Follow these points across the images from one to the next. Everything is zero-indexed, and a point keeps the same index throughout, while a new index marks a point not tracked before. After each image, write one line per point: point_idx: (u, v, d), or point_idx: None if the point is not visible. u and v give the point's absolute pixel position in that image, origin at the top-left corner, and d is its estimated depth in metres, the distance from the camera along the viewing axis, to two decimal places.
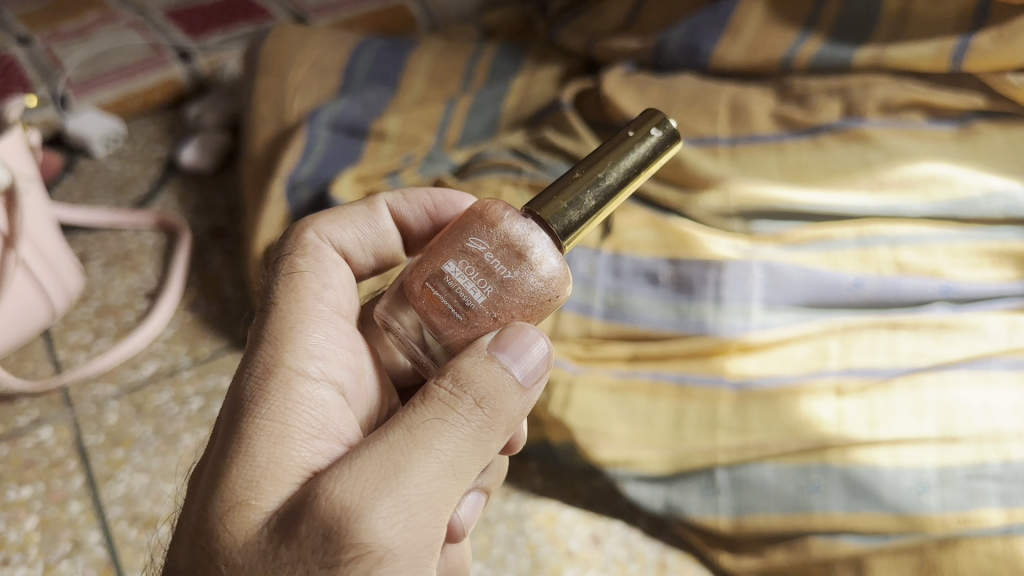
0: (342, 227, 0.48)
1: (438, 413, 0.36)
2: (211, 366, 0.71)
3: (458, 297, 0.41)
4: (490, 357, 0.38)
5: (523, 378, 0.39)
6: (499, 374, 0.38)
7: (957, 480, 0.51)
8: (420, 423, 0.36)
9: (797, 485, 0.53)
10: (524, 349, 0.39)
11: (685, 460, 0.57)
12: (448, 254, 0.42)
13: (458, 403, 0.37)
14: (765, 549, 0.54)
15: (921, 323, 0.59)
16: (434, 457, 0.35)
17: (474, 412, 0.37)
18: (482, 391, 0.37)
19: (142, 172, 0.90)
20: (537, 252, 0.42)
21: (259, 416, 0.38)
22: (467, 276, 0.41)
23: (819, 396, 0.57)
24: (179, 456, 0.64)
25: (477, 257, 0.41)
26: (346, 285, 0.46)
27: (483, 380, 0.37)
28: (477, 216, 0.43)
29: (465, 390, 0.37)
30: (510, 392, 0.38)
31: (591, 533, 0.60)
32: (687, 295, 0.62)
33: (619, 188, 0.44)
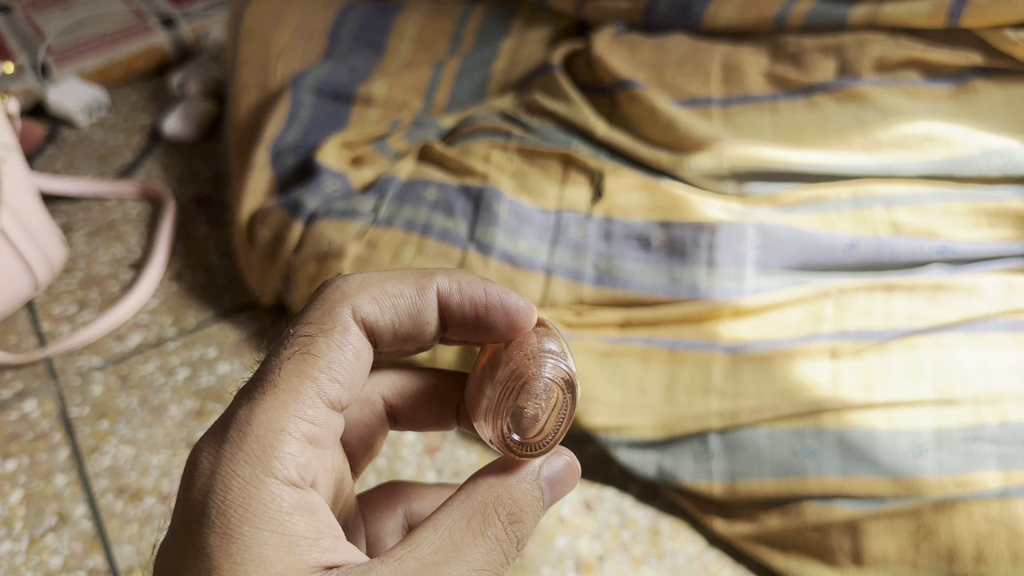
0: (374, 304, 0.43)
1: (492, 554, 0.37)
2: (198, 336, 0.69)
3: (562, 406, 0.43)
4: (534, 489, 0.41)
5: (541, 507, 0.41)
6: (531, 510, 0.40)
7: (954, 443, 0.50)
8: (479, 560, 0.37)
9: (791, 449, 0.52)
10: (555, 487, 0.43)
11: (677, 425, 0.55)
12: (567, 364, 0.44)
13: (507, 541, 0.38)
14: (759, 514, 0.54)
15: (916, 284, 0.58)
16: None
17: (513, 553, 0.39)
18: (523, 532, 0.39)
19: (125, 141, 0.88)
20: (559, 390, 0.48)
21: (263, 523, 0.35)
22: (566, 394, 0.44)
23: (813, 358, 0.56)
24: (165, 427, 0.63)
25: (566, 380, 0.45)
26: (359, 369, 0.42)
27: (526, 523, 0.40)
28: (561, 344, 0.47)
29: (514, 528, 0.39)
30: (534, 523, 0.40)
31: (583, 500, 0.59)
32: (679, 259, 0.61)
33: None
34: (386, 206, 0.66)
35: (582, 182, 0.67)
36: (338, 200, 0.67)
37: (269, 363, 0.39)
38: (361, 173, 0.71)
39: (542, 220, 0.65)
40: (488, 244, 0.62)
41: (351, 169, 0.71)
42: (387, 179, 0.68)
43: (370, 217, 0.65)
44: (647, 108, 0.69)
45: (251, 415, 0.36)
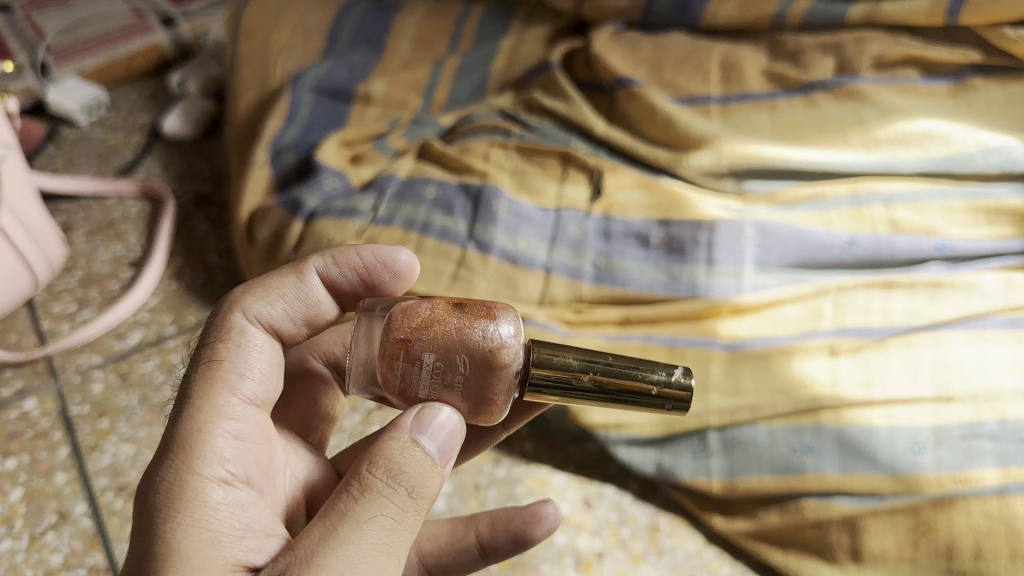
0: (269, 304, 0.45)
1: (379, 508, 0.36)
2: (197, 335, 0.70)
3: (412, 375, 0.41)
4: (416, 443, 0.39)
5: (438, 455, 0.39)
6: (423, 463, 0.38)
7: (952, 440, 0.50)
8: (366, 517, 0.36)
9: (790, 446, 0.53)
10: (445, 432, 0.40)
11: (677, 423, 0.55)
12: (437, 345, 0.40)
13: (394, 494, 0.37)
14: (757, 511, 0.54)
15: (915, 282, 0.58)
16: (383, 552, 0.36)
17: (407, 503, 0.37)
18: (412, 481, 0.38)
19: (125, 140, 0.88)
20: (500, 401, 0.42)
21: (192, 519, 0.36)
22: (431, 372, 0.41)
23: (812, 356, 0.56)
24: (165, 425, 0.63)
25: (451, 366, 0.41)
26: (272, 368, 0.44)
27: (412, 470, 0.38)
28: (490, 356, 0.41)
29: (399, 481, 0.37)
30: (433, 474, 0.39)
31: (582, 497, 0.59)
32: (679, 257, 0.61)
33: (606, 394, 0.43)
34: (385, 204, 0.66)
35: (581, 180, 0.67)
36: (337, 199, 0.67)
37: (183, 382, 0.41)
38: (360, 171, 0.71)
39: (542, 218, 0.65)
40: (487, 242, 0.63)
41: (350, 167, 0.71)
42: (387, 177, 0.68)
43: (370, 215, 0.65)
44: (647, 107, 0.69)
45: (170, 431, 0.39)
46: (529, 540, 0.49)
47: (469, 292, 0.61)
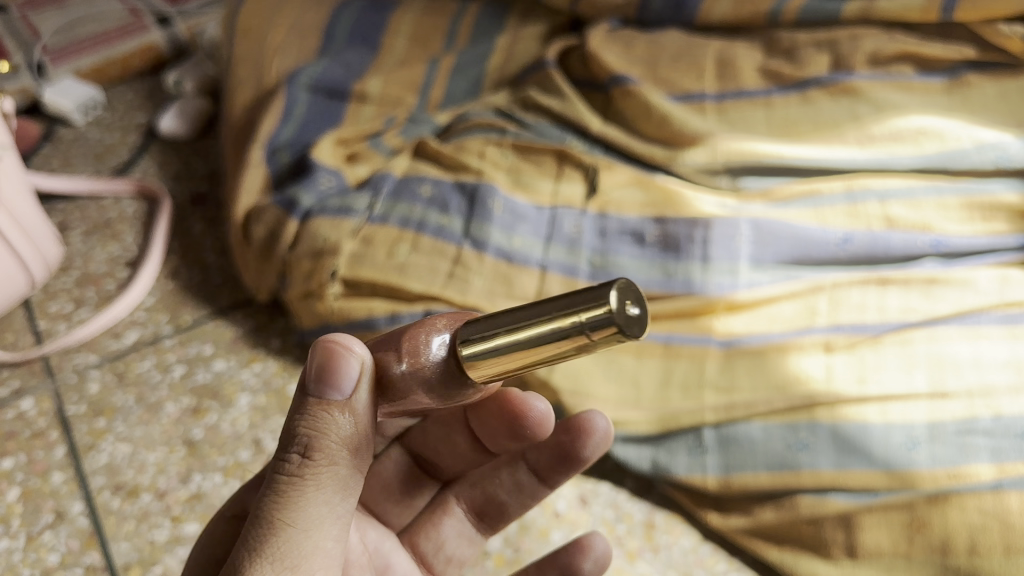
0: None
1: (270, 485, 0.36)
2: (194, 334, 0.70)
3: None
4: (306, 394, 0.37)
5: (330, 395, 0.36)
6: (315, 411, 0.36)
7: (947, 436, 0.50)
8: (263, 498, 0.36)
9: (785, 443, 0.53)
10: (325, 360, 0.36)
11: (672, 420, 0.56)
12: None
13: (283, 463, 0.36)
14: (753, 508, 0.54)
15: (910, 278, 0.58)
16: (288, 529, 0.35)
17: (301, 464, 0.36)
18: (302, 440, 0.36)
19: (121, 140, 0.88)
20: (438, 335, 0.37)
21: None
22: None
23: (807, 352, 0.56)
24: (161, 424, 0.63)
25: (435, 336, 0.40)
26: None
27: (300, 428, 0.36)
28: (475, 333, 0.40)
29: (286, 448, 0.36)
30: (333, 417, 0.36)
31: (579, 495, 0.59)
32: (674, 254, 0.61)
33: (523, 341, 0.34)
34: (381, 203, 0.66)
35: (576, 178, 0.67)
36: (333, 198, 0.67)
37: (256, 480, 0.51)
38: (356, 170, 0.71)
39: (537, 217, 0.65)
40: (482, 240, 0.63)
41: (345, 165, 0.71)
42: (382, 176, 0.68)
43: (365, 214, 0.65)
44: (641, 104, 0.69)
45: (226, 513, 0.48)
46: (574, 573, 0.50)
47: (465, 290, 0.61)
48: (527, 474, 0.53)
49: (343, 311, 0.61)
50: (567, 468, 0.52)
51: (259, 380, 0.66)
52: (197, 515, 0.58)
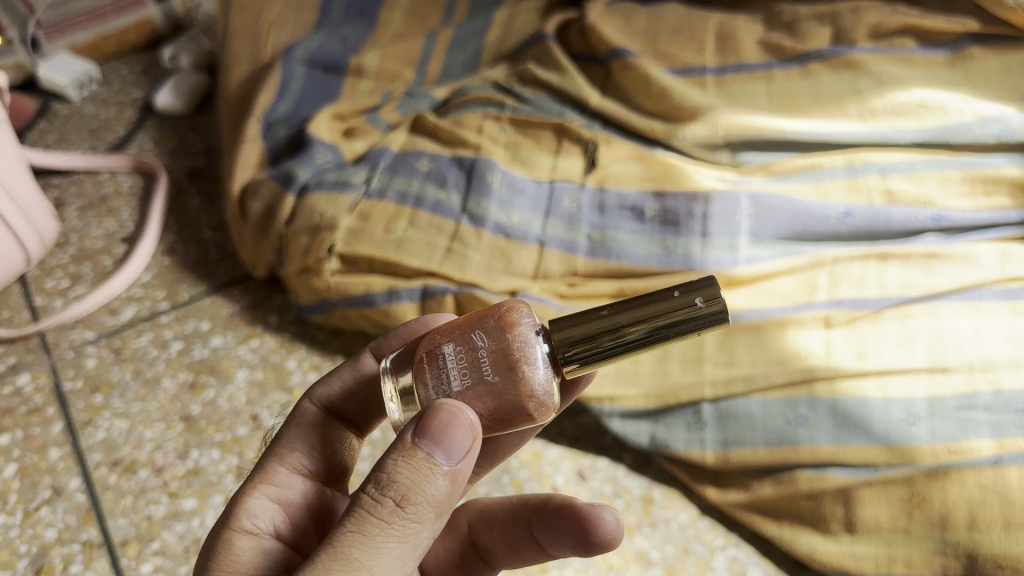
0: (332, 386, 0.46)
1: (412, 487, 0.34)
2: (191, 310, 0.69)
3: (445, 374, 0.39)
4: (460, 430, 0.35)
5: (459, 460, 0.35)
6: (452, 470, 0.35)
7: (947, 411, 0.50)
8: (403, 498, 0.33)
9: (784, 418, 0.52)
10: (461, 434, 0.35)
11: (669, 395, 0.55)
12: (457, 338, 0.39)
13: (430, 480, 0.34)
14: (752, 483, 0.54)
15: (911, 253, 0.58)
16: (356, 568, 0.33)
17: (381, 502, 0.33)
18: (444, 482, 0.35)
19: (117, 115, 0.87)
20: (458, 345, 0.39)
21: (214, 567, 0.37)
22: (457, 363, 0.39)
23: (806, 327, 0.55)
24: (159, 400, 0.63)
25: (472, 349, 0.39)
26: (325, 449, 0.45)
27: (446, 468, 0.35)
28: (498, 317, 0.39)
29: (434, 472, 0.34)
30: (433, 478, 0.34)
31: (577, 469, 0.59)
32: (674, 230, 0.61)
33: (639, 323, 0.40)
34: (378, 177, 0.66)
35: (575, 153, 0.67)
36: (331, 172, 0.66)
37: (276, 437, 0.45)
38: (353, 145, 0.71)
39: (536, 191, 0.64)
40: (481, 216, 0.62)
41: (343, 141, 0.71)
42: (379, 150, 0.67)
43: (363, 188, 0.65)
44: (641, 77, 0.68)
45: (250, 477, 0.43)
46: (593, 546, 0.42)
47: (463, 267, 0.60)
48: (529, 540, 0.46)
49: (341, 287, 0.62)
50: (567, 549, 0.44)
51: (256, 355, 0.66)
52: (195, 491, 0.58)
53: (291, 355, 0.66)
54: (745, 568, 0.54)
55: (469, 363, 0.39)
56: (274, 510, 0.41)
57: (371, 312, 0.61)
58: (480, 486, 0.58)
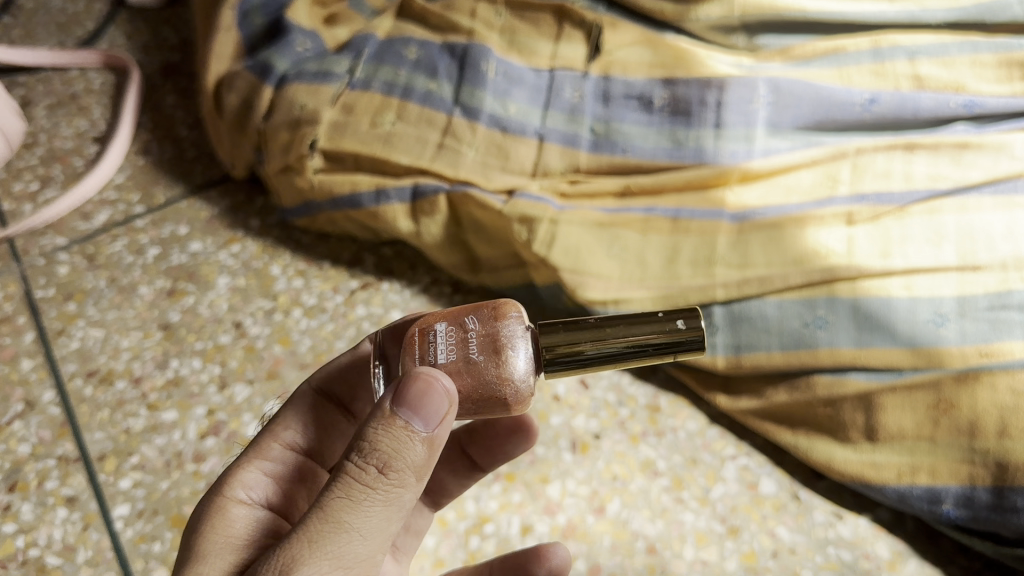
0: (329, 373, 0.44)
1: (393, 452, 0.31)
2: (168, 213, 0.65)
3: (432, 347, 0.35)
4: (440, 390, 0.32)
5: (442, 427, 0.32)
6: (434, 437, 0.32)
7: (978, 312, 0.46)
8: (383, 463, 0.30)
9: (802, 320, 0.49)
10: (443, 398, 0.32)
11: (678, 298, 0.51)
12: (449, 319, 0.36)
13: (411, 445, 0.31)
14: (765, 390, 0.50)
15: (941, 143, 0.53)
16: (346, 532, 0.30)
17: (360, 467, 0.30)
18: (426, 446, 0.32)
19: (86, 8, 0.81)
20: (448, 325, 0.36)
21: (204, 531, 0.34)
22: (445, 337, 0.35)
23: (827, 225, 0.51)
24: (135, 308, 0.59)
25: (462, 328, 0.36)
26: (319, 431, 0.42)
27: (431, 434, 0.32)
28: (491, 307, 0.37)
29: (416, 440, 0.31)
30: (413, 445, 0.31)
31: (579, 377, 0.55)
32: (684, 120, 0.56)
33: (619, 341, 0.37)
34: (362, 67, 0.61)
35: (578, 39, 0.61)
36: (310, 62, 0.61)
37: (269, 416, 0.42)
38: (336, 33, 0.65)
39: (536, 80, 0.59)
40: (474, 108, 0.57)
41: (324, 29, 0.65)
42: (364, 37, 0.62)
43: (346, 79, 0.60)
44: None
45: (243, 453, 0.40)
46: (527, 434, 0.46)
47: (456, 164, 0.56)
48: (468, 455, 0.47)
49: (325, 186, 0.57)
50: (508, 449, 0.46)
51: (238, 261, 0.62)
52: (174, 402, 0.54)
53: (274, 261, 0.62)
54: (756, 478, 0.50)
55: (455, 340, 0.35)
56: (265, 485, 0.38)
57: (359, 214, 0.57)
58: None
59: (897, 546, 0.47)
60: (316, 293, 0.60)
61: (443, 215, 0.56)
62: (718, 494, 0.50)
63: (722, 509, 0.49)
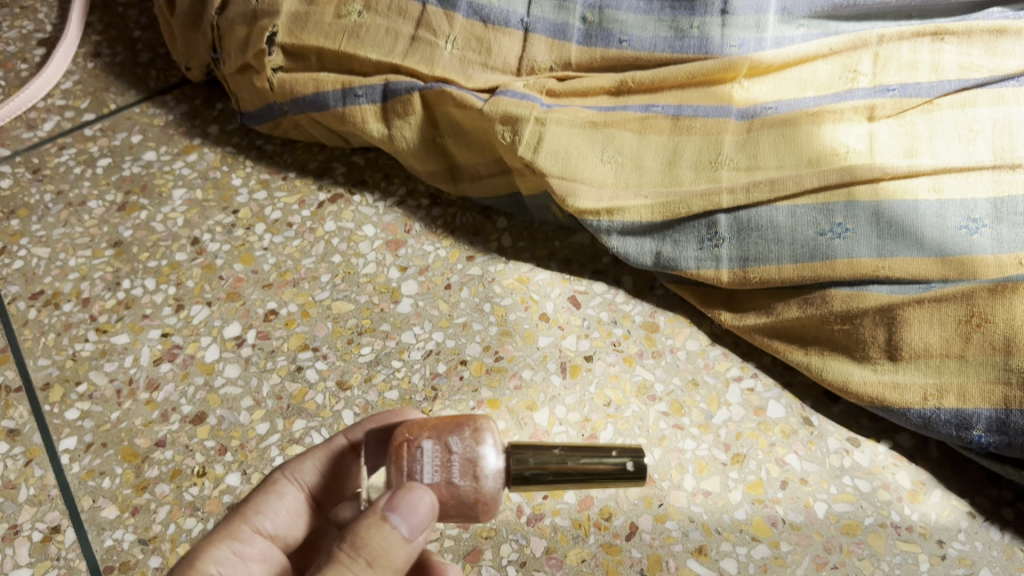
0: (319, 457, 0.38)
1: (382, 545, 0.29)
2: (120, 121, 0.59)
3: (417, 466, 0.32)
4: (421, 501, 0.30)
5: (419, 537, 0.30)
6: (414, 544, 0.30)
7: (1015, 215, 0.42)
8: (369, 558, 0.29)
9: (817, 228, 0.43)
10: (422, 512, 0.30)
11: (678, 207, 0.45)
12: (432, 433, 0.33)
13: (401, 543, 0.29)
14: (775, 306, 0.45)
15: (974, 29, 0.47)
16: None
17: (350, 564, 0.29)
18: (406, 555, 0.30)
19: None
20: (431, 445, 0.32)
21: None
22: (430, 459, 0.32)
23: (846, 121, 0.46)
24: (84, 224, 0.54)
25: (445, 452, 0.32)
26: (293, 519, 0.38)
27: (415, 541, 0.30)
28: (470, 425, 0.33)
29: (401, 547, 0.29)
30: (398, 546, 0.29)
31: (569, 295, 0.50)
32: (687, 6, 0.50)
33: (568, 471, 0.33)
34: None
35: None
36: None
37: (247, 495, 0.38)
38: None
39: None
40: None
41: None
42: None
43: None
44: None
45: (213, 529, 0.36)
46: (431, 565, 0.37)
47: (432, 59, 0.50)
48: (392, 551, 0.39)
49: (286, 87, 0.52)
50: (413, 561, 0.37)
51: (195, 172, 0.56)
52: (126, 325, 0.50)
53: (235, 172, 0.56)
54: (763, 402, 0.46)
55: (439, 461, 0.32)
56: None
57: (325, 118, 0.52)
58: (456, 317, 0.49)
59: (919, 476, 0.43)
60: (280, 206, 0.54)
61: (417, 115, 0.50)
62: (720, 420, 0.45)
63: (725, 436, 0.45)
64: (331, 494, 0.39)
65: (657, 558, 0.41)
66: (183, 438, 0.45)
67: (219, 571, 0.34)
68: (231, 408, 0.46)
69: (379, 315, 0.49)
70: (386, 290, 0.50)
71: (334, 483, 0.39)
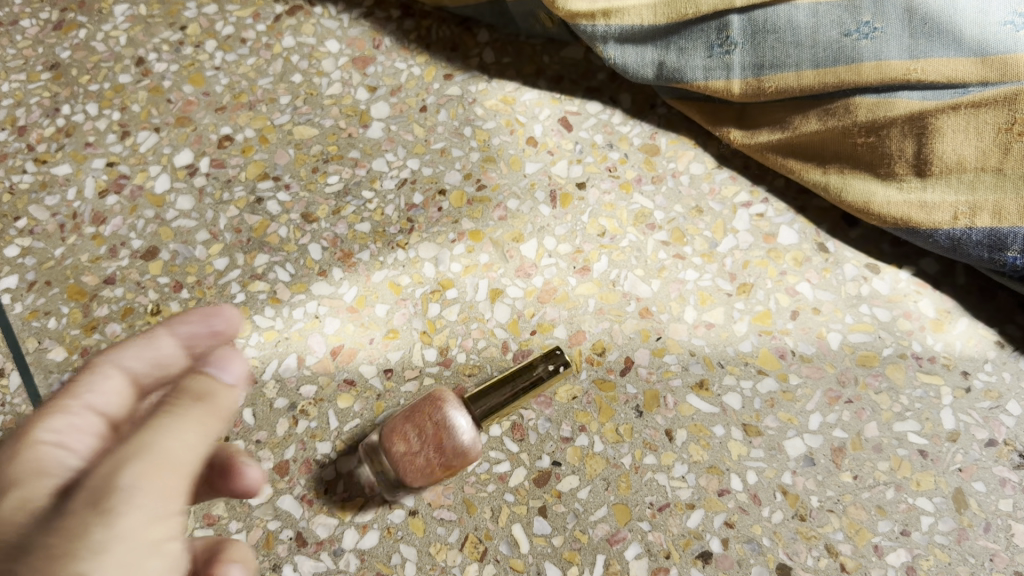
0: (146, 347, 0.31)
1: (194, 420, 0.25)
2: None
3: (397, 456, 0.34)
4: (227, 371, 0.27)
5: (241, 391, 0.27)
6: (221, 411, 0.26)
7: None
8: (166, 434, 0.24)
9: (840, 29, 0.37)
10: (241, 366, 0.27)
11: (683, 7, 0.39)
12: (412, 417, 0.35)
13: (203, 406, 0.25)
14: (792, 119, 0.41)
15: None
16: (160, 475, 0.23)
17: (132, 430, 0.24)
18: (220, 414, 0.26)
19: None
20: (404, 423, 0.34)
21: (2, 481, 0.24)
22: (408, 440, 0.34)
23: None
24: (16, 46, 0.48)
25: (418, 429, 0.34)
26: (122, 403, 0.30)
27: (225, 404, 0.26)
28: (447, 400, 0.35)
29: (207, 409, 0.25)
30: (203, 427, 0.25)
31: (559, 116, 0.45)
32: None
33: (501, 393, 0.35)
34: None
35: None
36: None
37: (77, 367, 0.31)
38: None
39: None
40: None
41: None
42: None
43: None
44: None
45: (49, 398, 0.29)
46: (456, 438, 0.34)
47: None
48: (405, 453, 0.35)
49: None
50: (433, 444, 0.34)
51: None
52: (67, 156, 0.44)
53: None
54: (774, 229, 0.41)
55: (410, 444, 0.34)
56: (62, 442, 0.26)
57: None
58: (433, 141, 0.44)
59: (944, 304, 0.39)
60: (233, 20, 0.48)
61: None
62: (726, 248, 0.41)
63: (731, 265, 0.41)
64: (165, 381, 0.32)
65: (655, 394, 0.38)
66: (133, 274, 0.41)
67: (58, 435, 0.27)
68: (185, 243, 0.42)
69: (347, 141, 0.44)
70: (354, 112, 0.45)
71: (174, 367, 0.32)
